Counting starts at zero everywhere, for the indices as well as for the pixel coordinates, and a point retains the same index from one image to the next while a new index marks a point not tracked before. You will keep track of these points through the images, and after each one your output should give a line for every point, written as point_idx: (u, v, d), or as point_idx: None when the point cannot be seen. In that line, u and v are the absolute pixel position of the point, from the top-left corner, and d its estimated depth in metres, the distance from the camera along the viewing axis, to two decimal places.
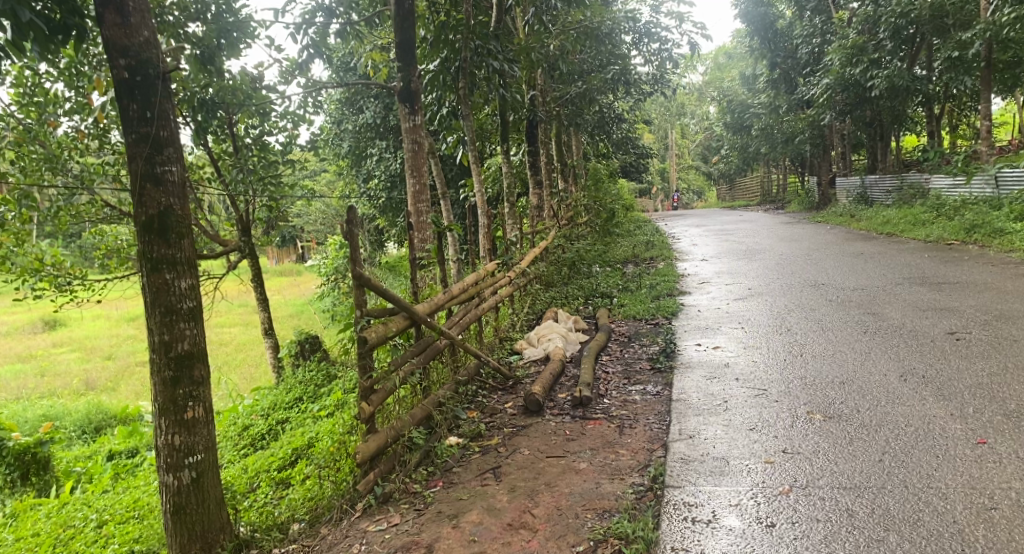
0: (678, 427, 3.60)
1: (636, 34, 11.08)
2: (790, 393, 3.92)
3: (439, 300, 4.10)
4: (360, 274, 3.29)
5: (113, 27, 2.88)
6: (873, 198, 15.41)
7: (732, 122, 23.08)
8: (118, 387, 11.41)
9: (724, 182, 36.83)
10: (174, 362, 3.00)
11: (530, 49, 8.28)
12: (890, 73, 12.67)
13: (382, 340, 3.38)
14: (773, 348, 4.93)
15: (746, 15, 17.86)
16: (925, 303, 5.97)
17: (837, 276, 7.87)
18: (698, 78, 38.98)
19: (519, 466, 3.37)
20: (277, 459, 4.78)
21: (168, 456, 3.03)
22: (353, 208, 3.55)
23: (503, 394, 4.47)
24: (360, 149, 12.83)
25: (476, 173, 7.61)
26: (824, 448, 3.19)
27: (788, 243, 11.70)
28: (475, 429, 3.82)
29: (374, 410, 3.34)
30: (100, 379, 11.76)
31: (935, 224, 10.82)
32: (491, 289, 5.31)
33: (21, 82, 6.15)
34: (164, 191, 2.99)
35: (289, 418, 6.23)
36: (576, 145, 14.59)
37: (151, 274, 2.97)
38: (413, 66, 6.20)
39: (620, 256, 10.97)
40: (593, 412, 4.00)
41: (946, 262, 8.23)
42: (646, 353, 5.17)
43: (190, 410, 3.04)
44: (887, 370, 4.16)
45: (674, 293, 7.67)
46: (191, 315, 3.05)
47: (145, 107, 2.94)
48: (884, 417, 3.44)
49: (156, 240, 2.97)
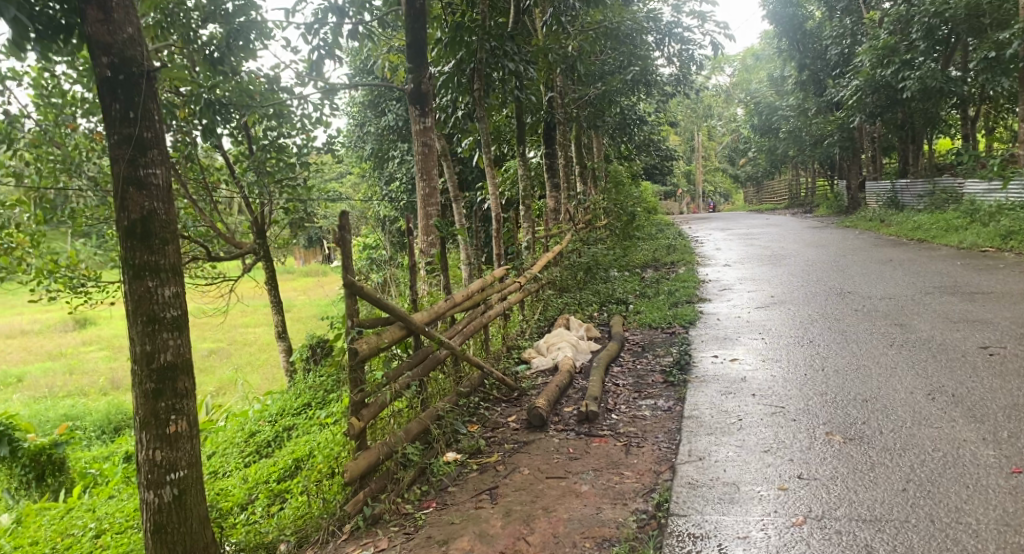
0: (688, 447, 3.41)
1: (658, 34, 10.88)
2: (808, 411, 3.69)
3: (439, 308, 3.95)
4: (351, 282, 3.14)
5: (95, 23, 2.78)
6: (905, 202, 14.99)
7: (760, 124, 22.68)
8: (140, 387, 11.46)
9: (751, 185, 36.34)
10: (157, 374, 2.89)
11: (548, 50, 8.12)
12: (923, 74, 12.30)
13: (374, 352, 3.22)
14: (793, 362, 4.69)
15: (774, 15, 17.64)
16: (957, 314, 5.67)
17: (864, 284, 7.59)
18: (726, 80, 38.48)
19: (516, 487, 3.21)
20: (277, 469, 4.66)
21: (149, 472, 2.93)
22: (347, 212, 3.40)
23: (507, 407, 4.31)
24: (382, 151, 12.78)
25: (490, 175, 7.43)
26: (842, 474, 2.97)
27: (815, 249, 11.39)
28: (474, 445, 3.67)
29: (365, 425, 3.18)
30: (124, 379, 11.82)
31: (968, 230, 10.44)
32: (499, 295, 5.13)
33: (40, 83, 6.12)
34: (147, 195, 2.87)
35: (296, 424, 6.12)
36: (598, 147, 14.40)
37: (134, 282, 2.85)
38: (424, 68, 6.06)
39: (640, 260, 10.75)
40: (599, 428, 3.82)
41: (980, 270, 7.90)
42: (659, 365, 4.97)
43: (173, 424, 2.93)
44: (914, 388, 3.91)
45: (694, 300, 7.44)
46: (175, 324, 2.93)
47: (129, 107, 2.83)
48: (909, 440, 3.21)
49: (139, 246, 2.85)
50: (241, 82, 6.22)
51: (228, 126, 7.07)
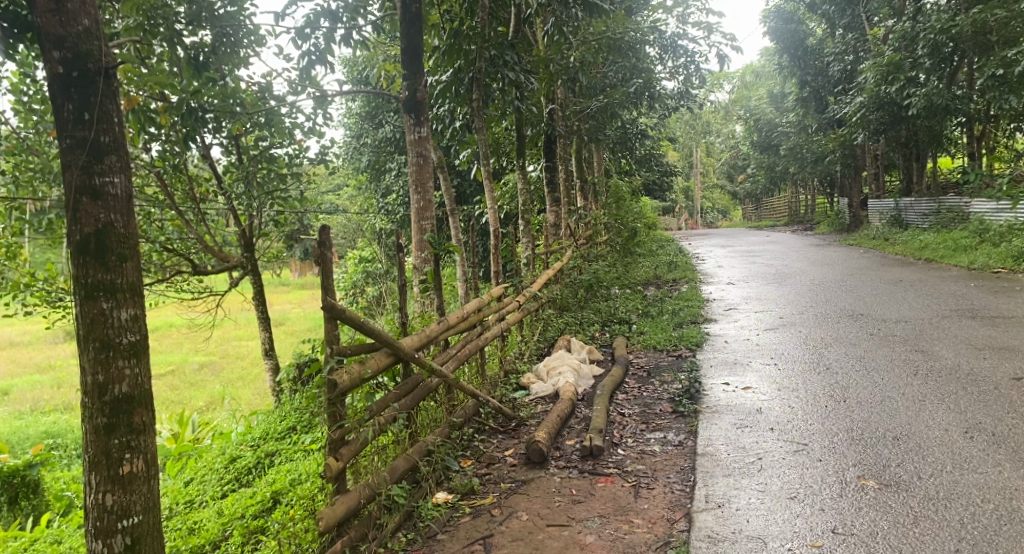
0: (705, 491, 3.07)
1: (660, 47, 10.85)
2: (834, 449, 3.37)
3: (429, 332, 3.61)
4: (331, 305, 2.80)
5: (46, 13, 2.48)
6: (909, 220, 14.73)
7: (759, 140, 22.43)
8: None
9: (751, 202, 36.34)
10: (109, 408, 2.52)
11: (550, 61, 7.85)
12: (929, 91, 12.01)
13: (356, 383, 2.88)
14: (811, 391, 4.35)
15: (776, 32, 17.29)
16: (981, 340, 5.36)
17: (876, 306, 7.29)
18: (725, 96, 38.37)
19: (513, 537, 2.89)
20: (254, 501, 4.31)
21: (98, 520, 2.54)
22: (326, 225, 3.03)
23: (504, 439, 3.98)
24: (378, 164, 12.49)
25: (488, 188, 7.07)
26: (883, 529, 2.68)
27: (820, 267, 11.09)
28: (468, 484, 3.34)
29: (344, 465, 2.83)
30: None
31: (979, 250, 10.16)
32: (497, 316, 4.79)
33: (19, 89, 5.77)
34: (103, 206, 2.53)
35: (279, 450, 5.75)
36: (598, 162, 14.10)
37: (85, 303, 2.51)
38: (420, 75, 5.77)
39: (641, 277, 10.44)
40: (605, 466, 3.48)
41: (995, 292, 7.61)
42: (667, 392, 4.63)
43: (127, 464, 2.55)
44: (948, 424, 3.59)
45: (699, 321, 7.12)
46: (132, 351, 2.58)
47: (84, 108, 2.51)
48: (953, 489, 2.92)
49: (92, 263, 2.51)
50: (228, 88, 5.91)
51: (216, 134, 6.75)
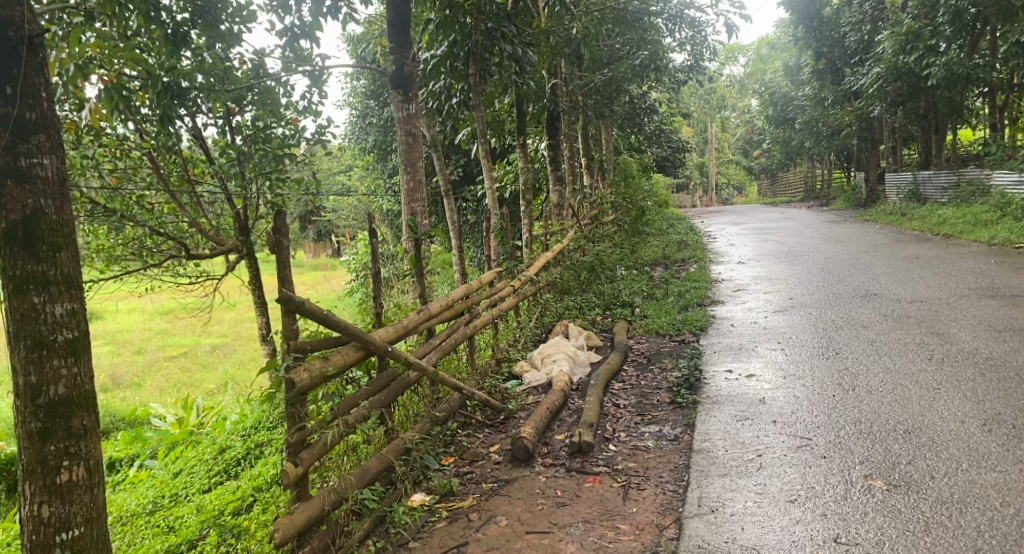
0: (698, 493, 2.85)
1: (668, 17, 10.48)
2: (840, 445, 3.13)
3: (407, 322, 3.38)
4: (288, 297, 2.57)
5: None
6: (926, 195, 14.29)
7: (775, 115, 21.61)
8: (144, 383, 10.41)
9: (765, 178, 35.75)
10: (44, 412, 2.32)
11: (551, 34, 7.52)
12: (949, 60, 11.51)
13: (317, 381, 2.66)
14: (818, 380, 4.09)
15: (790, 2, 16.80)
16: (1001, 321, 5.07)
17: (891, 285, 6.98)
18: (739, 70, 37.60)
19: (489, 546, 2.69)
20: (235, 499, 4.12)
21: (35, 533, 2.36)
22: (284, 209, 2.79)
23: (491, 434, 3.77)
24: (383, 144, 12.23)
25: (487, 167, 6.78)
26: (890, 537, 2.44)
27: (834, 244, 10.75)
28: (446, 485, 3.13)
29: (305, 470, 2.63)
30: (128, 373, 10.82)
31: (999, 225, 9.79)
32: (488, 302, 4.54)
33: None
34: (31, 191, 2.31)
35: (268, 440, 5.59)
36: (607, 139, 13.74)
37: (13, 297, 2.30)
38: (408, 48, 5.47)
39: (648, 257, 10.15)
40: (594, 464, 3.26)
41: (1015, 268, 7.28)
42: (666, 380, 4.39)
43: (65, 472, 2.36)
44: (964, 416, 3.33)
45: (705, 303, 6.85)
46: (70, 349, 2.38)
47: (6, 83, 2.29)
48: (969, 490, 2.68)
49: (20, 254, 2.29)
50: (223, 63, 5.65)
51: (208, 114, 6.49)
